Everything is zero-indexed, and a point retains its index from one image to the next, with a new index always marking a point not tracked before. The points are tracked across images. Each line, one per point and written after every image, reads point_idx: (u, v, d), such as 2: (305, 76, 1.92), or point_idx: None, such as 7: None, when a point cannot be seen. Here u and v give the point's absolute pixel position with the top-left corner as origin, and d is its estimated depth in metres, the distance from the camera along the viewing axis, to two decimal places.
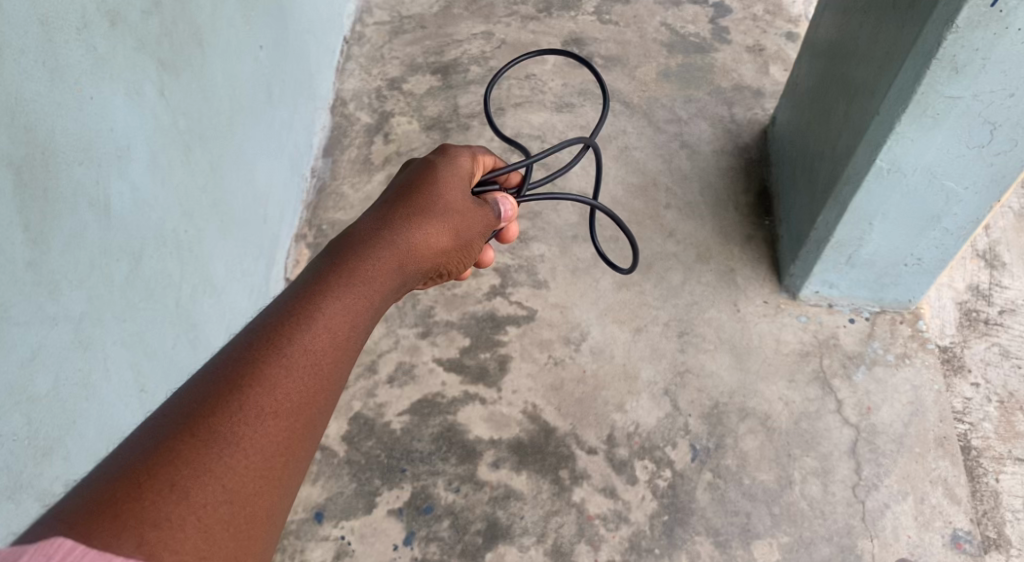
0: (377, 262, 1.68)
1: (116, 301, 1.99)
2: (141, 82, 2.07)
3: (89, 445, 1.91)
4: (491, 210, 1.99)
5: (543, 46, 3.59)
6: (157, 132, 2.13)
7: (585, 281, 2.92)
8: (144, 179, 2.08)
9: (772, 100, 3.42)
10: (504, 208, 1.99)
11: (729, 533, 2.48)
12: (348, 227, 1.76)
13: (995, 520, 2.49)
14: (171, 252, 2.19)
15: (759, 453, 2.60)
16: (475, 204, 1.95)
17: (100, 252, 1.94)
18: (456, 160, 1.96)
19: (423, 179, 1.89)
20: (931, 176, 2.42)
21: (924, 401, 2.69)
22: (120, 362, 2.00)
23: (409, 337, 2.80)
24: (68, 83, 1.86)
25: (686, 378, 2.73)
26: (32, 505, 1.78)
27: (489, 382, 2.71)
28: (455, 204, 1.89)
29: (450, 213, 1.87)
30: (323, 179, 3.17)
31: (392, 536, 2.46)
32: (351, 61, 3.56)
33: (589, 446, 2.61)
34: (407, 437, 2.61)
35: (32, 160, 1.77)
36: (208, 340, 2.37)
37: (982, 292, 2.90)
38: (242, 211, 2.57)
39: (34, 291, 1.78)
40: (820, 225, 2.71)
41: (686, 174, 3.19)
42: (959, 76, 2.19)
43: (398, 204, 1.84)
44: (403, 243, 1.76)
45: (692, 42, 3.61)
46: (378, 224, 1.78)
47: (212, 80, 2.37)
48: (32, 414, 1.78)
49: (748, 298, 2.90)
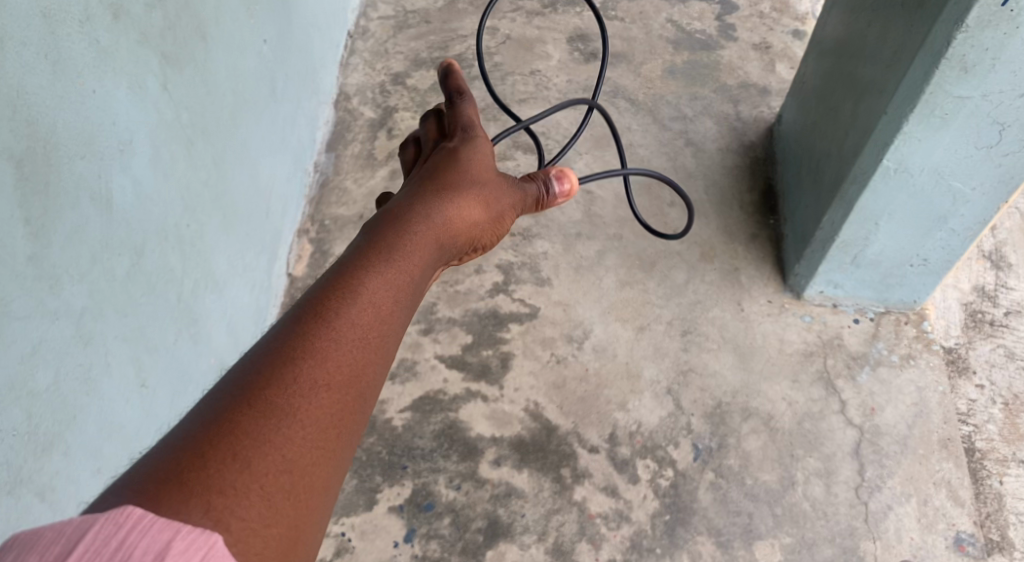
0: (417, 236, 1.66)
1: (118, 296, 1.98)
2: (145, 76, 2.06)
3: (90, 440, 1.91)
4: (522, 185, 1.99)
5: (548, 42, 3.58)
6: (161, 126, 2.12)
7: (588, 279, 2.91)
8: (147, 173, 2.07)
9: (778, 98, 3.41)
10: (540, 181, 2.00)
11: (731, 533, 2.47)
12: (385, 206, 1.76)
13: (998, 522, 2.48)
14: (174, 247, 2.18)
15: (761, 453, 2.59)
16: (504, 182, 1.95)
17: (101, 246, 1.93)
18: (477, 142, 1.97)
19: (452, 164, 1.90)
20: (938, 176, 2.41)
21: (928, 402, 2.67)
22: (121, 357, 1.99)
23: (411, 333, 2.79)
24: (71, 76, 1.85)
25: (688, 377, 2.72)
26: (32, 500, 1.77)
27: (491, 379, 2.70)
28: (485, 181, 1.89)
29: (482, 189, 1.87)
30: (326, 174, 3.16)
31: (392, 533, 2.45)
32: (355, 55, 3.55)
33: (590, 445, 2.60)
34: (408, 434, 2.60)
35: (34, 153, 1.76)
36: (210, 335, 2.36)
37: (987, 293, 2.89)
38: (245, 205, 2.56)
39: (35, 286, 1.77)
40: (825, 225, 2.69)
41: (691, 172, 3.17)
42: (968, 75, 2.18)
43: (431, 184, 1.83)
44: (438, 218, 1.74)
45: (698, 39, 3.59)
46: (414, 202, 1.77)
47: (216, 74, 2.36)
48: (33, 409, 1.77)
49: (752, 298, 2.88)
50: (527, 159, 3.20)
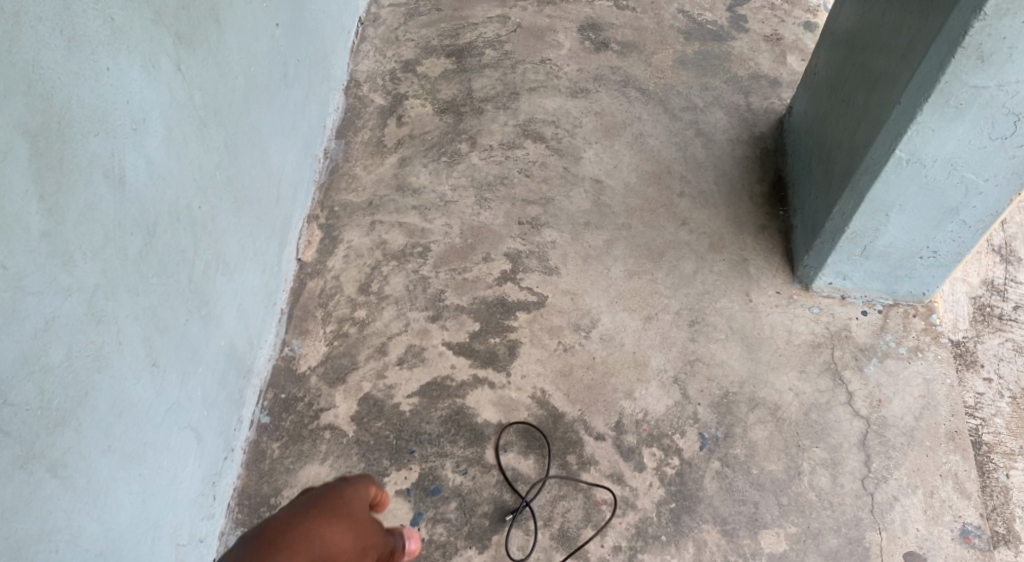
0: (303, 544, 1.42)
1: (130, 275, 1.99)
2: (159, 56, 2.07)
3: (101, 417, 1.92)
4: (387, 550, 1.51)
5: (559, 31, 3.57)
6: (174, 107, 2.13)
7: (597, 268, 2.91)
8: (160, 154, 2.08)
9: (788, 90, 3.40)
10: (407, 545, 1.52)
11: (736, 522, 2.47)
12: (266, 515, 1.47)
13: (1004, 515, 2.48)
14: (186, 228, 2.19)
15: (768, 443, 2.59)
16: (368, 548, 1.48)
17: (114, 225, 1.94)
18: (356, 484, 1.57)
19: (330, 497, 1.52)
20: (951, 167, 2.40)
21: (936, 394, 2.67)
22: (132, 336, 2.01)
23: (419, 320, 2.79)
24: (86, 53, 1.86)
25: (696, 366, 2.72)
26: (44, 476, 1.78)
27: (499, 366, 2.70)
28: (356, 530, 1.48)
29: (352, 530, 1.48)
30: (335, 160, 3.16)
31: (399, 517, 2.46)
32: (366, 42, 3.55)
33: (597, 433, 2.60)
34: (416, 419, 2.60)
35: (48, 130, 1.77)
36: (220, 317, 2.37)
37: (996, 288, 2.88)
38: (256, 189, 2.56)
39: (48, 262, 1.78)
40: (835, 215, 2.69)
41: (701, 162, 3.17)
42: (984, 65, 2.18)
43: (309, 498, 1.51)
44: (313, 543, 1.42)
45: (709, 30, 3.59)
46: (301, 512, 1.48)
47: (229, 56, 2.37)
48: (45, 385, 1.78)
49: (760, 289, 2.88)
50: (536, 148, 3.20)
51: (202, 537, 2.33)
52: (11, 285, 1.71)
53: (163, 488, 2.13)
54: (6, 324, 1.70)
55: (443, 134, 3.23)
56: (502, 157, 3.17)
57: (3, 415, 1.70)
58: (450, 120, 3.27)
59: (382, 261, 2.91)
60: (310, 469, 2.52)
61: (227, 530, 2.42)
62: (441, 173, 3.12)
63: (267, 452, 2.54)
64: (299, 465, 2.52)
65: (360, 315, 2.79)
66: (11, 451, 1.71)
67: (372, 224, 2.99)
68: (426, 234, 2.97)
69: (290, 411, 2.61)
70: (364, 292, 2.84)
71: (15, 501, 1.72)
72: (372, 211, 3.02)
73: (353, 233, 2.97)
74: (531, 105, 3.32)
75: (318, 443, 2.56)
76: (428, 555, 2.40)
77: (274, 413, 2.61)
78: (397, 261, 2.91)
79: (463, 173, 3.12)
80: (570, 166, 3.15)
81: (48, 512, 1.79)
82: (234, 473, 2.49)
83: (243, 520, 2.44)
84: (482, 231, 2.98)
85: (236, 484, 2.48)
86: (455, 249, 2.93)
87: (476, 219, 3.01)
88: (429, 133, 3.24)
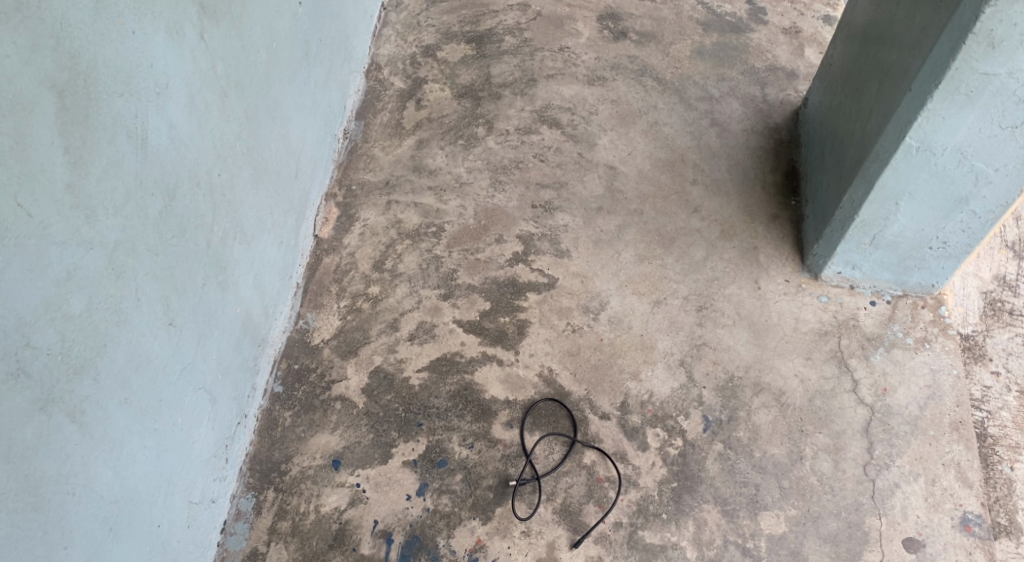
0: None
1: (150, 234, 2.07)
2: (183, 24, 2.13)
3: (120, 369, 1.99)
4: None
5: (579, 20, 3.62)
6: (197, 75, 2.19)
7: (608, 252, 2.95)
8: (182, 119, 2.15)
9: (805, 83, 3.43)
10: None
11: (737, 503, 2.50)
12: None
13: (1007, 507, 2.49)
14: (205, 195, 2.25)
15: (771, 428, 2.62)
16: None
17: (136, 185, 2.01)
18: None
19: None
20: (961, 156, 2.42)
21: (942, 385, 2.69)
22: (150, 293, 2.08)
23: (431, 297, 2.84)
24: (112, 16, 1.93)
25: (702, 350, 2.75)
26: (63, 420, 1.85)
27: (508, 345, 2.75)
28: None
29: None
30: (354, 141, 3.22)
31: (405, 486, 2.51)
32: (388, 27, 3.61)
33: (602, 412, 2.64)
34: (425, 393, 2.66)
35: (74, 86, 1.84)
36: (235, 285, 2.43)
37: (1007, 283, 2.88)
38: (274, 164, 2.63)
39: (71, 215, 1.85)
40: (846, 204, 2.70)
41: (714, 152, 3.20)
42: (995, 51, 2.20)
43: None
44: None
45: (728, 21, 3.61)
46: None
47: (252, 30, 2.43)
48: (66, 332, 1.85)
49: (770, 277, 2.90)
50: (552, 134, 3.24)
51: (213, 498, 2.39)
52: (34, 234, 1.78)
53: (177, 445, 2.20)
54: (30, 271, 1.78)
55: (461, 118, 3.29)
56: (518, 141, 3.22)
57: (24, 356, 1.77)
58: (468, 104, 3.33)
59: (398, 240, 2.96)
60: (321, 438, 2.58)
61: (238, 493, 2.49)
62: (457, 156, 3.17)
63: (279, 420, 2.61)
64: (310, 434, 2.58)
65: (374, 291, 2.85)
66: (31, 392, 1.79)
67: (389, 203, 3.05)
68: (441, 214, 3.02)
69: (303, 382, 2.67)
70: (378, 269, 2.90)
71: (34, 441, 1.80)
72: (388, 191, 3.08)
73: (369, 212, 3.03)
74: (548, 91, 3.37)
75: (329, 413, 2.62)
76: (432, 524, 2.46)
77: (287, 383, 2.67)
78: (412, 240, 2.96)
79: (479, 157, 3.17)
80: (585, 152, 3.19)
81: (66, 455, 1.86)
82: (246, 440, 2.55)
83: (254, 484, 2.50)
84: (496, 212, 3.03)
85: (248, 450, 2.55)
86: (468, 230, 2.98)
87: (490, 201, 3.06)
88: (446, 117, 3.29)
